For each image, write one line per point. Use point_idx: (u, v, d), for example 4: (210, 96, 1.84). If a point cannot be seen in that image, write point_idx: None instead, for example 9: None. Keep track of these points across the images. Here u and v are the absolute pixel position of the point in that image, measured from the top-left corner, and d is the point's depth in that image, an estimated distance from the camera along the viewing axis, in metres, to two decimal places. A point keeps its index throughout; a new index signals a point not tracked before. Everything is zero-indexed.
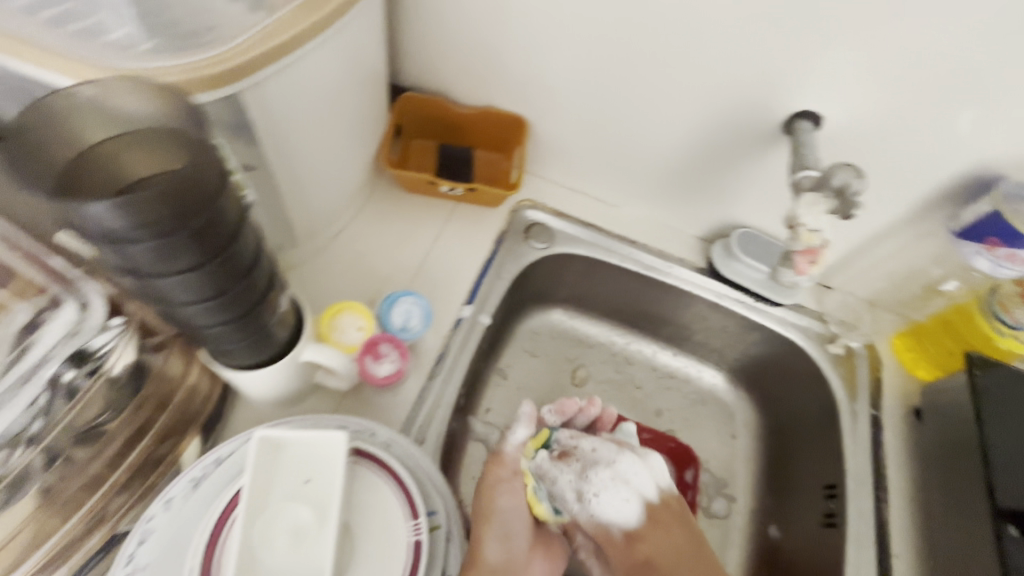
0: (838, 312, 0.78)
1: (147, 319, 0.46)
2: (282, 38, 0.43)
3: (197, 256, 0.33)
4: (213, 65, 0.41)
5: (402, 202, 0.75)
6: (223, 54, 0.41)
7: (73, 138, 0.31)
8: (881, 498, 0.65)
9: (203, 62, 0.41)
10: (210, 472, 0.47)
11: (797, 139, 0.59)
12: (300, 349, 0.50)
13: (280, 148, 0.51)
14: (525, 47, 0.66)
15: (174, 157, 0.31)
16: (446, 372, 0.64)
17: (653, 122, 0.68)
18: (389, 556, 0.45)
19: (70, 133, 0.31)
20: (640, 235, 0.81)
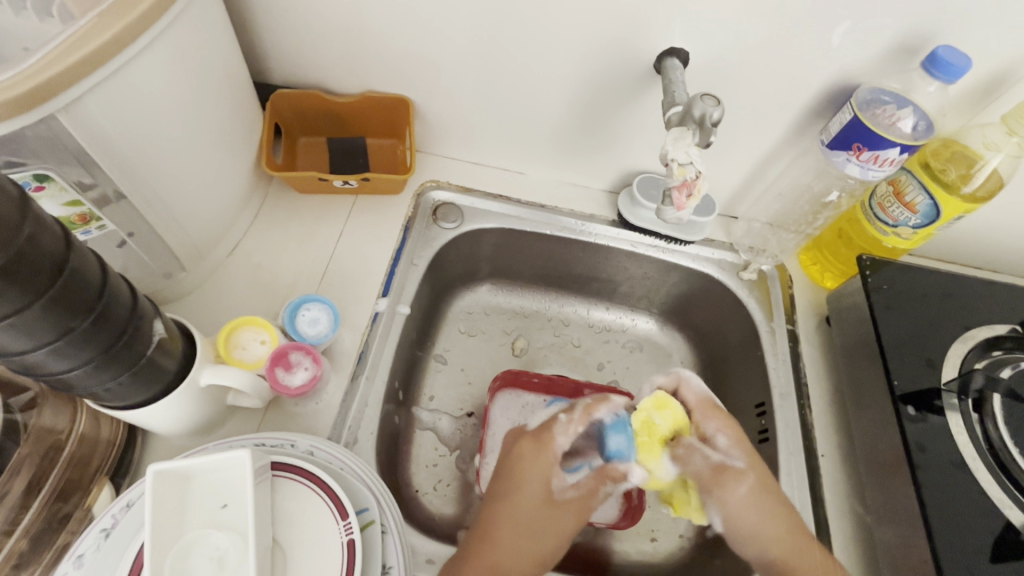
0: (746, 239, 0.81)
1: (13, 380, 0.46)
2: (92, 46, 0.40)
3: (15, 294, 0.30)
4: (15, 86, 0.38)
5: (298, 205, 0.72)
6: (25, 72, 0.38)
7: None
8: (803, 406, 0.69)
9: (3, 84, 0.38)
10: (120, 518, 0.45)
11: (666, 77, 0.59)
12: (196, 374, 0.48)
13: (129, 169, 0.48)
14: (385, 25, 0.63)
15: None
16: (371, 369, 0.63)
17: (533, 83, 0.68)
18: (323, 561, 0.44)
19: None
20: (548, 198, 0.81)
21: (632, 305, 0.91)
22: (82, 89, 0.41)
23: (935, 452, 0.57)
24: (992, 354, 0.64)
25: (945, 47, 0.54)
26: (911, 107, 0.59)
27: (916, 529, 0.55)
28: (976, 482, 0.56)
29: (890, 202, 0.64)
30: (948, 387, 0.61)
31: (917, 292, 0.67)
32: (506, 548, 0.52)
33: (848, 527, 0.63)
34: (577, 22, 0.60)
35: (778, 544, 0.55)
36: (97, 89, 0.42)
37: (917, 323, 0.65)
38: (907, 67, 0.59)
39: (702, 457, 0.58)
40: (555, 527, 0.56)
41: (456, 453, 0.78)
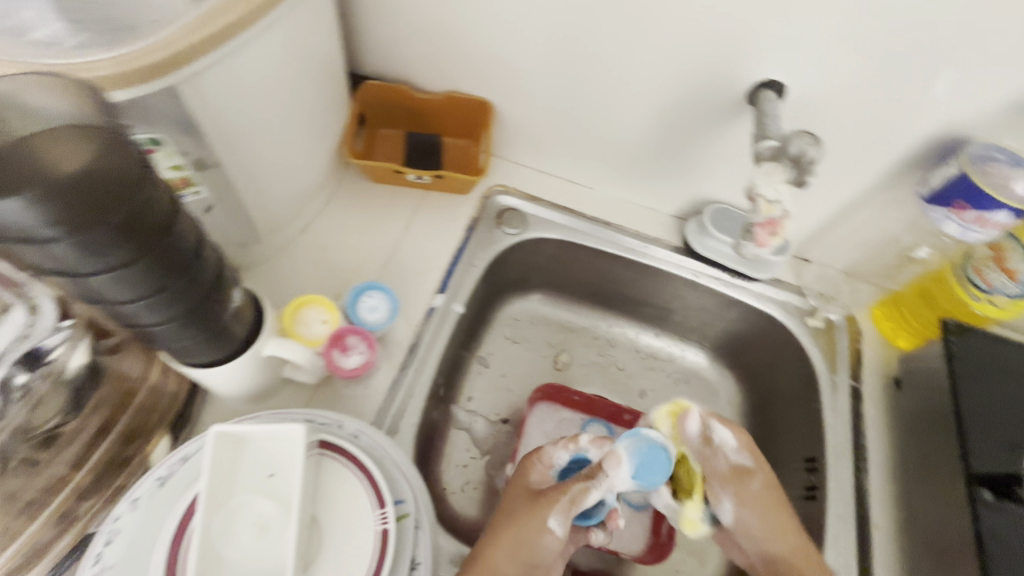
0: (816, 285, 0.77)
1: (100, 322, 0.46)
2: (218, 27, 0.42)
3: (126, 249, 0.32)
4: (145, 57, 0.41)
5: (370, 193, 0.74)
6: (155, 45, 0.41)
7: None
8: (860, 470, 0.65)
9: (135, 54, 0.41)
10: (175, 470, 0.47)
11: (759, 110, 0.57)
12: (261, 343, 0.50)
13: (232, 144, 0.51)
14: (481, 29, 0.65)
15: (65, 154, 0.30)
16: (419, 361, 0.63)
17: (617, 100, 0.67)
18: (355, 546, 0.44)
19: None
20: (613, 216, 0.80)
21: (684, 335, 0.88)
22: (201, 66, 0.43)
23: (1007, 545, 0.53)
24: None
25: None
26: None
27: None
28: None
29: (988, 267, 0.60)
30: None
31: (1006, 368, 0.62)
32: (499, 542, 0.52)
33: None
34: (673, 44, 0.59)
35: (784, 545, 0.56)
36: (215, 66, 0.45)
37: (1002, 401, 0.60)
38: None
39: (722, 458, 0.58)
40: (531, 521, 0.52)
41: (487, 457, 0.78)
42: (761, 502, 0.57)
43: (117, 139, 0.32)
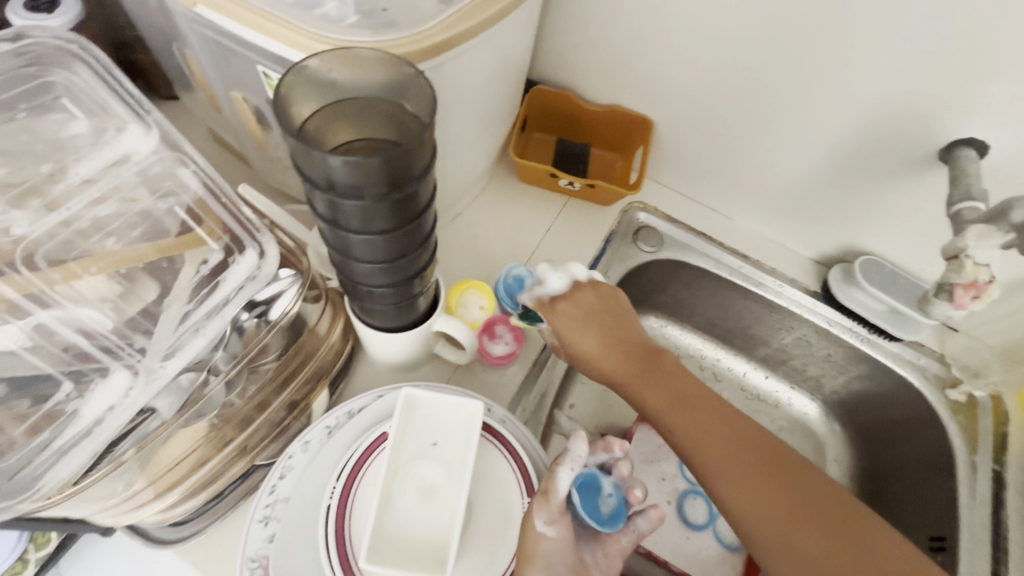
0: (961, 356, 0.73)
1: (311, 276, 0.50)
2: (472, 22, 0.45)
3: (394, 219, 0.36)
4: (421, 40, 0.43)
5: (517, 191, 0.77)
6: (420, 34, 0.43)
7: (293, 101, 0.37)
8: (998, 562, 0.61)
9: (412, 37, 0.43)
10: (343, 423, 0.50)
11: (956, 167, 0.55)
12: (433, 319, 0.53)
13: (438, 130, 0.54)
14: (666, 51, 0.66)
15: (377, 130, 0.38)
16: (552, 361, 0.65)
17: (788, 137, 0.67)
18: (502, 529, 0.46)
19: (290, 99, 0.36)
20: (750, 251, 0.79)
21: (797, 382, 0.85)
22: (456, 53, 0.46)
23: None
24: None
25: None
26: None
27: None
28: None
29: None
30: None
31: None
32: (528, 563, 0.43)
33: None
34: (872, 90, 0.58)
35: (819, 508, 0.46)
36: (459, 56, 0.47)
37: None
38: None
39: None
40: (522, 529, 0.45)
41: None
42: (779, 485, 0.47)
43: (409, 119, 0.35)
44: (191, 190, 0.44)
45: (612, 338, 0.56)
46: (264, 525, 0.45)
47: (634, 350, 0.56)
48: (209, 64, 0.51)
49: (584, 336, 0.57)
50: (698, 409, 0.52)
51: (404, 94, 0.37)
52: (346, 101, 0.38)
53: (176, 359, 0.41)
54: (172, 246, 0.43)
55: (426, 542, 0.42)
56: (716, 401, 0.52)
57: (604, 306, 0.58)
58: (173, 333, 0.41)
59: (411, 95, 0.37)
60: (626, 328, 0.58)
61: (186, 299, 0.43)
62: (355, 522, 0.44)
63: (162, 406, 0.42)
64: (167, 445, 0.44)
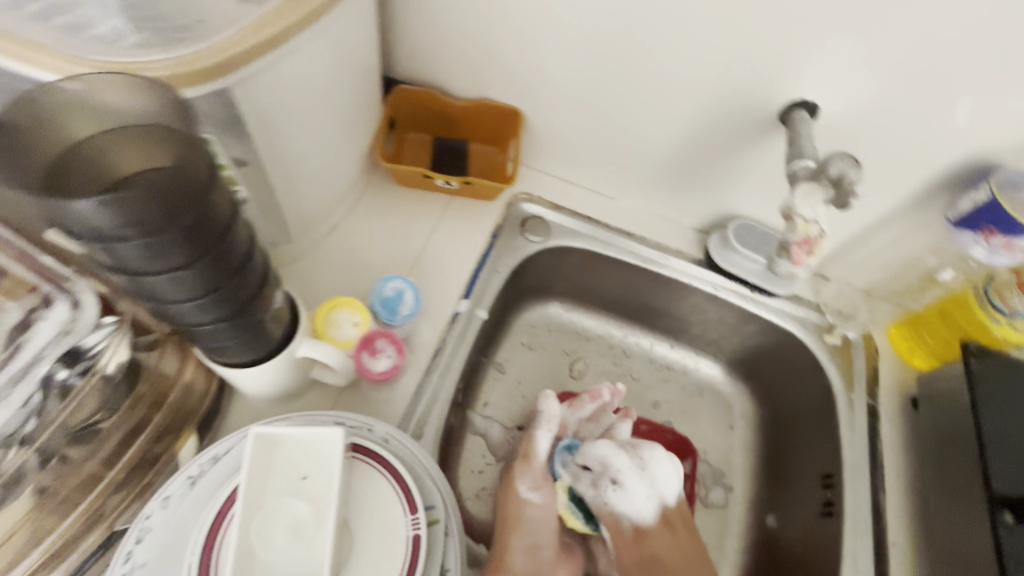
0: (834, 302, 0.78)
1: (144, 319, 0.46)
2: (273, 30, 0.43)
3: (191, 252, 0.33)
4: (209, 57, 0.41)
5: (396, 196, 0.75)
6: (213, 47, 0.41)
7: (63, 124, 0.34)
8: (876, 488, 0.66)
9: (199, 54, 0.41)
10: (206, 470, 0.46)
11: (792, 129, 0.58)
12: (296, 345, 0.50)
13: (273, 146, 0.51)
14: (516, 39, 0.65)
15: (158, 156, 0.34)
16: (444, 366, 0.64)
17: (647, 114, 0.68)
18: (387, 551, 0.45)
19: (59, 119, 0.34)
20: (636, 228, 0.81)
21: (700, 347, 0.89)
22: (259, 67, 0.43)
23: None
24: None
25: None
26: None
27: None
28: None
29: (1011, 290, 0.62)
30: None
31: None
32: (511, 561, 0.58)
33: None
34: (709, 62, 0.60)
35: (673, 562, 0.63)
36: (270, 67, 0.45)
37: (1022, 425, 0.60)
38: None
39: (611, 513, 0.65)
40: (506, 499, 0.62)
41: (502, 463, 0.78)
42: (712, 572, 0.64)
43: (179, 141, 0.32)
44: None
45: (695, 554, 0.64)
46: None
47: (665, 521, 0.65)
48: None
49: (659, 534, 0.64)
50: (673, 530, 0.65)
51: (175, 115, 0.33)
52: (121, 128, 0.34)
53: None
54: None
55: None
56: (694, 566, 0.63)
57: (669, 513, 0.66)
58: None
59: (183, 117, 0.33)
60: (665, 532, 0.64)
61: None
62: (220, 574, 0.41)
63: None
64: None
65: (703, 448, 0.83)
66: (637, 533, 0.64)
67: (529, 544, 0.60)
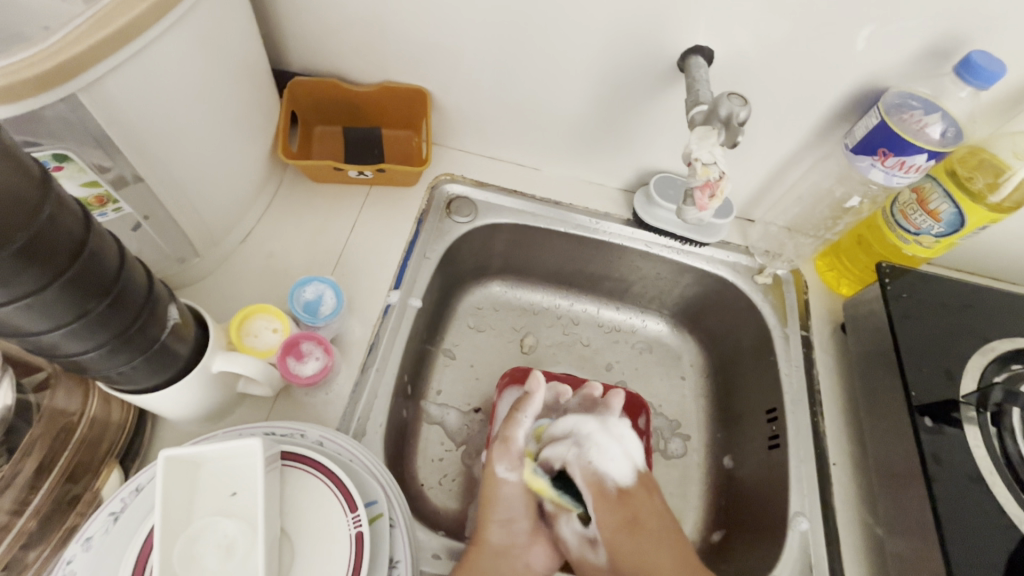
0: (762, 243, 0.80)
1: (23, 358, 0.46)
2: (116, 26, 0.40)
3: (35, 275, 0.30)
4: (42, 63, 0.38)
5: (311, 194, 0.72)
6: (51, 50, 0.38)
7: None
8: (815, 414, 0.68)
9: (27, 63, 0.38)
10: (129, 502, 0.44)
11: (689, 76, 0.58)
12: (208, 360, 0.48)
13: (148, 155, 0.48)
14: (405, 16, 0.63)
15: None
16: (380, 361, 0.62)
17: (553, 77, 0.67)
18: (330, 553, 0.44)
19: None
20: (562, 195, 0.81)
21: (643, 305, 0.90)
22: (104, 69, 0.40)
23: (950, 465, 0.56)
24: (1011, 368, 0.62)
25: (978, 53, 0.52)
26: (940, 112, 0.57)
27: (929, 541, 0.54)
28: (994, 497, 0.55)
29: (913, 209, 0.63)
30: (967, 399, 0.60)
31: (937, 301, 0.66)
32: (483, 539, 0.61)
33: (859, 539, 0.62)
34: (600, 16, 0.59)
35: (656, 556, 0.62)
36: (119, 70, 0.42)
37: (935, 332, 0.64)
38: (938, 72, 0.58)
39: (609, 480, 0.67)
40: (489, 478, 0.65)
41: (462, 448, 0.78)
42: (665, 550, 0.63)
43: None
44: None
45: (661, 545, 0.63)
46: None
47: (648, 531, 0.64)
48: None
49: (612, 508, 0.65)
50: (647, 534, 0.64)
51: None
52: None
53: None
54: None
55: None
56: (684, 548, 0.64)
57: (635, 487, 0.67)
58: None
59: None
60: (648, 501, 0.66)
61: None
62: None
63: None
64: None
65: (658, 402, 0.85)
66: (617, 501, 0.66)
67: (505, 518, 0.64)
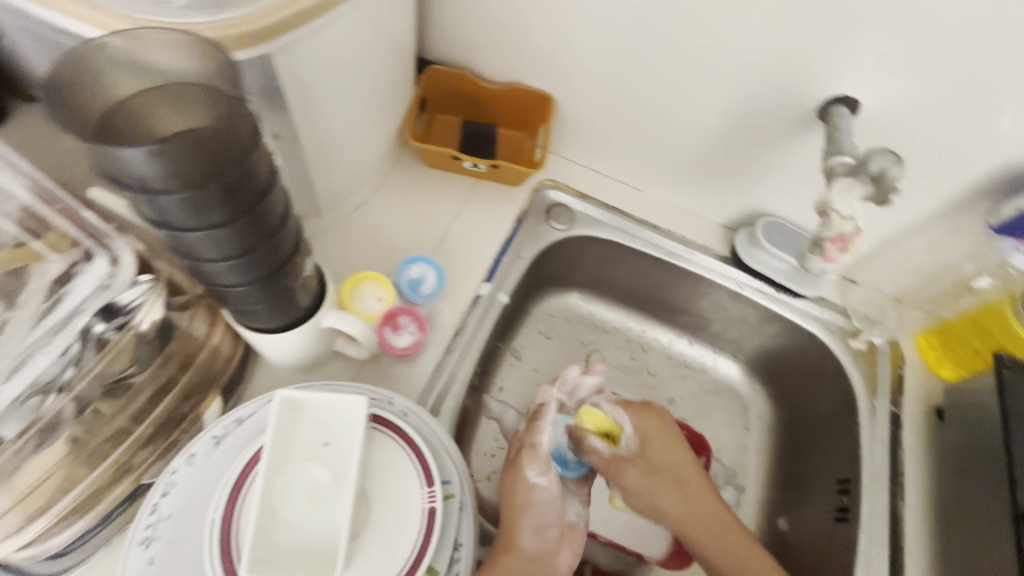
0: (861, 307, 0.77)
1: (172, 278, 0.47)
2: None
3: (228, 212, 0.33)
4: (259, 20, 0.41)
5: (422, 176, 0.75)
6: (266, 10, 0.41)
7: (102, 85, 0.34)
8: (896, 497, 0.64)
9: (247, 18, 0.41)
10: (231, 431, 0.47)
11: (832, 125, 0.57)
12: (321, 314, 0.51)
13: (310, 120, 0.52)
14: (553, 25, 0.65)
15: (200, 116, 0.34)
16: (463, 347, 0.64)
17: (684, 103, 0.67)
18: (404, 522, 0.45)
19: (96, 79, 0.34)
20: (661, 221, 0.80)
21: (718, 345, 0.88)
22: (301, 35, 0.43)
23: None
24: None
25: None
26: None
27: None
28: None
29: None
30: None
31: None
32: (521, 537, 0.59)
33: None
34: (749, 51, 0.59)
35: (673, 515, 0.65)
36: (312, 37, 0.45)
37: None
38: None
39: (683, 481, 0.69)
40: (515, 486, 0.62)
41: None
42: (697, 500, 0.65)
43: (227, 108, 0.33)
44: (20, 201, 0.41)
45: (707, 513, 0.64)
46: (146, 546, 0.43)
47: (711, 521, 0.64)
48: (35, 55, 0.46)
49: (655, 447, 0.67)
50: (693, 495, 0.65)
51: (219, 78, 0.33)
52: (165, 89, 0.35)
53: (16, 380, 0.39)
54: (7, 261, 0.40)
55: (314, 547, 0.41)
56: (723, 520, 0.64)
57: (661, 452, 0.67)
58: (17, 350, 0.40)
59: (228, 79, 0.33)
60: (664, 485, 0.66)
61: (27, 317, 0.41)
62: (240, 530, 0.42)
63: (4, 430, 0.39)
64: (23, 474, 0.41)
65: (718, 447, 0.82)
66: (640, 449, 0.67)
67: (537, 524, 0.61)
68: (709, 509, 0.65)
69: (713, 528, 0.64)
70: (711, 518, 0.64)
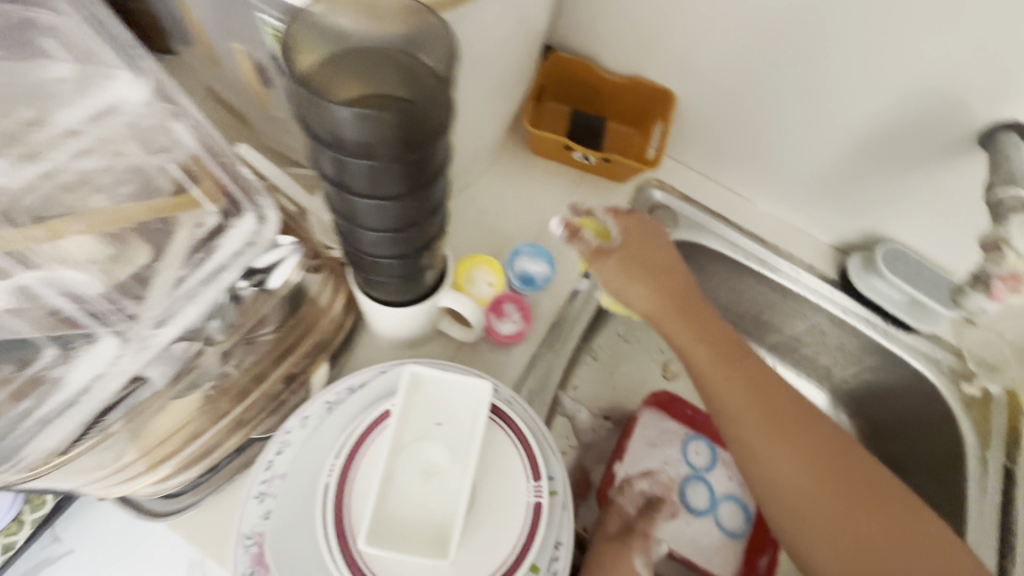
0: (978, 350, 0.71)
1: (313, 246, 0.48)
2: None
3: (407, 184, 0.33)
4: None
5: (528, 163, 0.74)
6: None
7: (298, 54, 0.34)
8: (1003, 558, 0.60)
9: None
10: (343, 398, 0.48)
11: (1000, 154, 0.52)
12: (439, 294, 0.50)
13: (452, 93, 0.51)
14: (694, 20, 0.62)
15: (396, 84, 0.33)
16: (559, 342, 0.63)
17: (822, 115, 0.63)
18: (508, 514, 0.44)
19: (296, 48, 0.34)
20: (767, 235, 0.76)
21: (805, 370, 0.84)
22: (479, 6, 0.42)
23: None
24: None
25: None
26: None
27: None
28: None
29: None
30: None
31: None
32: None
33: None
34: (915, 63, 0.55)
35: (769, 474, 0.56)
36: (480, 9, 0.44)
37: None
38: None
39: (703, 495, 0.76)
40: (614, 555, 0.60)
41: (585, 448, 0.78)
42: (790, 476, 0.55)
43: (427, 80, 0.33)
44: (186, 146, 0.40)
45: (801, 480, 0.55)
46: (261, 501, 0.44)
47: (807, 491, 0.54)
48: (204, 8, 0.47)
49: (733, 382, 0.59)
50: (780, 446, 0.56)
51: (422, 46, 0.34)
52: (359, 61, 0.35)
53: (168, 328, 0.38)
54: (166, 207, 0.39)
55: (425, 526, 0.41)
56: (870, 508, 0.54)
57: (787, 404, 0.58)
58: (167, 299, 0.39)
59: (430, 49, 0.34)
60: (780, 442, 0.56)
61: (178, 264, 0.39)
62: (353, 500, 0.42)
63: (153, 374, 0.39)
64: (161, 416, 0.42)
65: None
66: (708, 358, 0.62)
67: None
68: (805, 478, 0.55)
69: (810, 507, 0.54)
70: (805, 498, 0.54)
